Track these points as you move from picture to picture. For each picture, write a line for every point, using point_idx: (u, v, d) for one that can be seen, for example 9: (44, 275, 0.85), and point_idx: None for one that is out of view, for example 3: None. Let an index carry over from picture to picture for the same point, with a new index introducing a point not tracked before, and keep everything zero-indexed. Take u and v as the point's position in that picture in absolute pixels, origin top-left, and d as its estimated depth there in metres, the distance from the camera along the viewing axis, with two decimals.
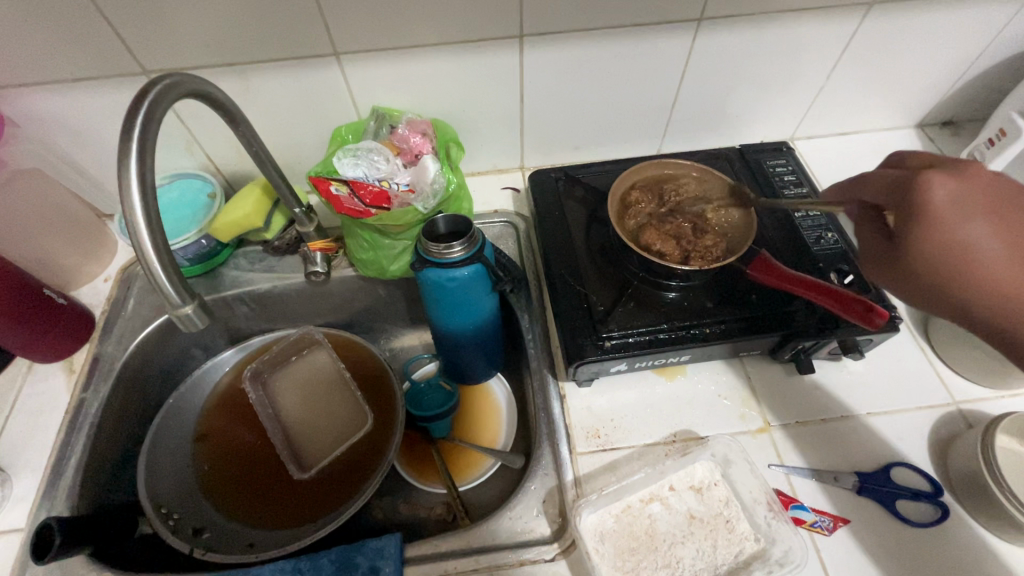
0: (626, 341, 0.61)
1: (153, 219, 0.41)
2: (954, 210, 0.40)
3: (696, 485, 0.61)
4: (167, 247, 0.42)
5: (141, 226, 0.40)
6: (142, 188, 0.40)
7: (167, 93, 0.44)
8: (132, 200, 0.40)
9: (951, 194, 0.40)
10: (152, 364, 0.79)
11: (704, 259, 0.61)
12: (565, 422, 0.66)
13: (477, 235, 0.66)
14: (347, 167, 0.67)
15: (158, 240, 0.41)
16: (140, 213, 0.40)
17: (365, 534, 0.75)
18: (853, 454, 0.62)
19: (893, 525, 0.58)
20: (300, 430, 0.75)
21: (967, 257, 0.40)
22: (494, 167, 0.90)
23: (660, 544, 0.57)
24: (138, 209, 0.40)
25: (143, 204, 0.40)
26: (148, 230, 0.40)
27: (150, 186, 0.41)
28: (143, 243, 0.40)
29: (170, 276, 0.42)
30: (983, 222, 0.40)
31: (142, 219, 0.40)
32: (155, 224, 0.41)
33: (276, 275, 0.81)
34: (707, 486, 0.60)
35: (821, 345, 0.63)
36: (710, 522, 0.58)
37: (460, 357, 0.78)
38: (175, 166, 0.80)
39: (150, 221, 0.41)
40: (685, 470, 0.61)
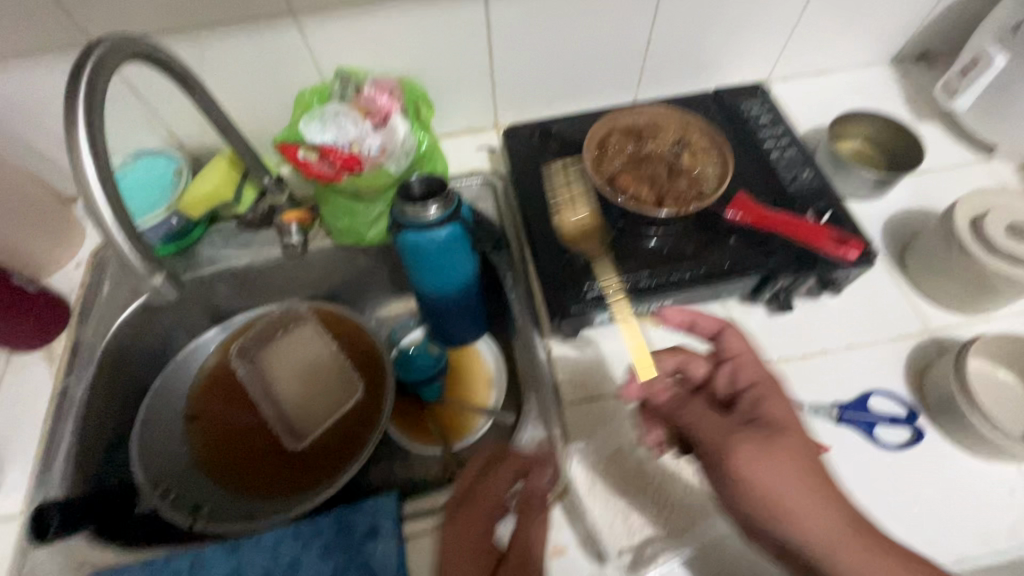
0: (608, 291, 0.61)
1: (110, 190, 0.40)
2: (760, 461, 0.52)
3: None
4: (129, 218, 0.41)
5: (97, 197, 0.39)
6: (94, 154, 0.40)
7: (110, 55, 0.43)
8: (85, 172, 0.39)
9: (749, 454, 0.52)
10: (135, 347, 0.78)
11: (680, 202, 0.60)
12: (553, 375, 0.67)
13: (453, 196, 0.66)
14: (313, 132, 0.65)
15: (118, 212, 0.40)
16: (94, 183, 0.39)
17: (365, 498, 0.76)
18: (833, 386, 0.64)
19: (871, 449, 0.60)
20: (292, 404, 0.76)
21: (765, 495, 0.51)
22: (469, 127, 0.88)
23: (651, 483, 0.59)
24: (92, 176, 0.39)
25: (97, 174, 0.39)
26: (105, 202, 0.40)
27: (102, 153, 0.40)
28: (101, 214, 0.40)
29: (134, 247, 0.41)
30: (759, 471, 0.51)
31: (97, 186, 0.39)
32: (113, 192, 0.40)
33: (253, 250, 0.79)
34: None
35: (800, 283, 0.64)
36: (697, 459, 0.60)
37: (445, 320, 0.78)
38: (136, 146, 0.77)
39: (107, 192, 0.40)
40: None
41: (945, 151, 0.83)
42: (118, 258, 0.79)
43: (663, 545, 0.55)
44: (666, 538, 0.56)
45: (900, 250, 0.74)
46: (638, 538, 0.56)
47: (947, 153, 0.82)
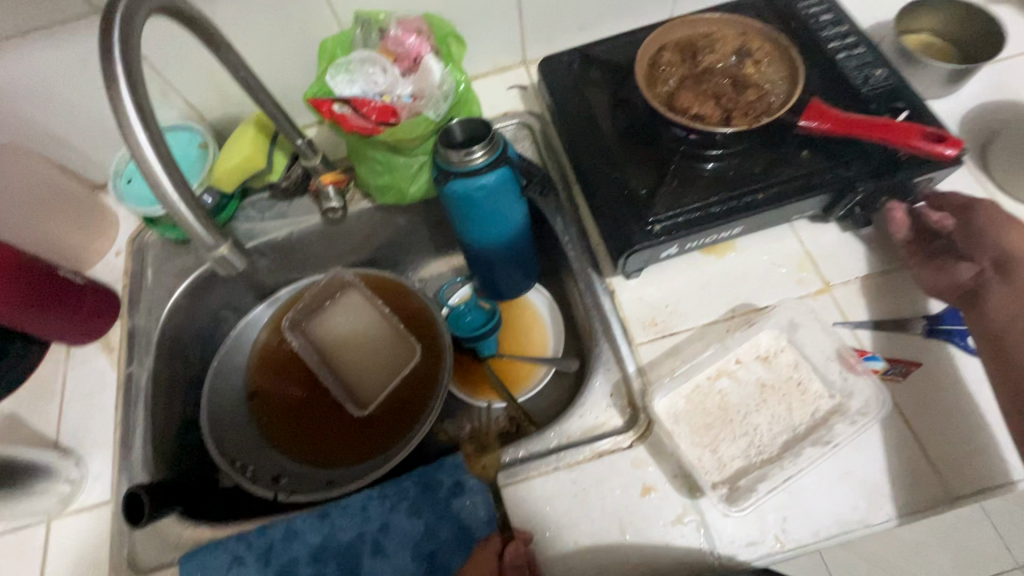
0: (675, 221, 0.58)
1: (167, 163, 0.38)
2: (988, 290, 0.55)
3: (764, 354, 0.60)
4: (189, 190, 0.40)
5: (159, 172, 0.38)
6: (143, 121, 0.38)
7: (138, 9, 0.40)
8: (139, 142, 0.38)
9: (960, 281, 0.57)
10: (188, 330, 0.77)
11: (749, 116, 0.56)
12: (620, 316, 0.64)
13: (498, 138, 0.62)
14: (342, 85, 0.61)
15: (181, 185, 0.39)
16: (152, 157, 0.37)
17: (435, 456, 0.77)
18: (917, 299, 0.61)
19: (966, 361, 0.57)
20: (351, 371, 0.75)
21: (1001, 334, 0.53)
22: (495, 66, 0.82)
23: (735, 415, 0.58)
24: (145, 144, 0.38)
25: (152, 148, 0.38)
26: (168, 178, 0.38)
27: (150, 119, 0.38)
28: (166, 190, 0.38)
29: (198, 218, 0.41)
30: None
31: (152, 154, 0.38)
32: (167, 159, 0.39)
33: (290, 220, 0.77)
34: (774, 354, 0.60)
35: (879, 195, 0.59)
36: (781, 387, 0.58)
37: (495, 273, 0.75)
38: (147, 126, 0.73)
39: (167, 166, 0.38)
40: (751, 340, 0.60)
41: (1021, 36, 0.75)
42: (156, 242, 0.77)
43: (757, 474, 0.54)
44: (759, 467, 0.55)
45: (979, 148, 0.68)
46: (729, 470, 0.55)
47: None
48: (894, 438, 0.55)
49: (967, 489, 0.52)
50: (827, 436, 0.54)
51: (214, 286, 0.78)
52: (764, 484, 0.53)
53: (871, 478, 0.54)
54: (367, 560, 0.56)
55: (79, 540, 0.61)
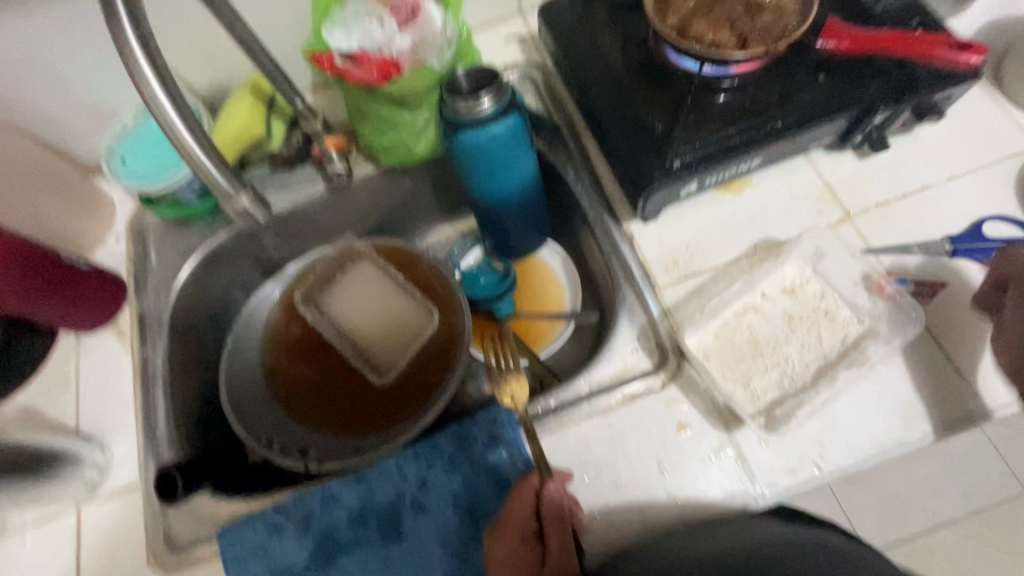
0: (694, 156, 0.57)
1: None
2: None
3: (789, 286, 0.59)
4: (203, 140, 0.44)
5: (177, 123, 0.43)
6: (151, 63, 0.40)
7: None
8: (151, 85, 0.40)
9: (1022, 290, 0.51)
10: (200, 310, 0.75)
11: (766, 39, 0.54)
12: (641, 260, 0.63)
13: (506, 86, 0.60)
14: (339, 39, 0.59)
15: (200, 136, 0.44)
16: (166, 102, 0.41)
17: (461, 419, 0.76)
18: (940, 220, 0.60)
19: None
20: (369, 342, 0.74)
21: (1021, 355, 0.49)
22: (493, 18, 0.79)
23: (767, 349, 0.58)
24: (154, 86, 0.40)
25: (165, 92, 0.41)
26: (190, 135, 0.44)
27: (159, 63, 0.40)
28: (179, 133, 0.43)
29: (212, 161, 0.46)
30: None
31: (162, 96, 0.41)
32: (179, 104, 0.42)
33: (294, 190, 0.75)
34: (800, 285, 0.59)
35: (896, 116, 0.59)
36: (809, 317, 0.58)
37: (507, 230, 0.74)
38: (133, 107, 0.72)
39: (184, 116, 0.42)
40: (777, 274, 0.60)
41: None
42: (157, 223, 0.75)
43: (792, 402, 0.54)
44: (795, 398, 0.54)
45: (995, 64, 0.67)
46: (764, 401, 0.55)
47: None
48: (929, 367, 0.54)
49: (1002, 400, 0.52)
50: (860, 360, 0.54)
51: (221, 264, 0.77)
52: (803, 410, 0.53)
53: (905, 396, 0.54)
54: (408, 518, 0.55)
55: (113, 523, 0.60)
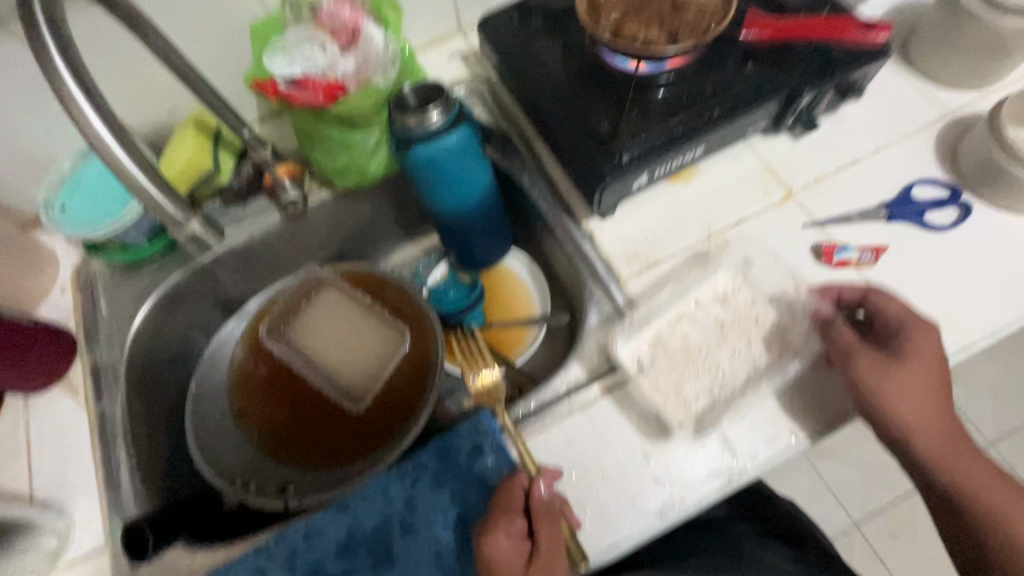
0: (641, 149, 0.59)
1: None
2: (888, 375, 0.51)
3: (721, 292, 0.62)
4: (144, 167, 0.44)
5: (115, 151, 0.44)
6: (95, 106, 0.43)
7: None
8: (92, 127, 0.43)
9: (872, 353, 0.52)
10: (159, 356, 0.73)
11: (693, 34, 0.57)
12: (603, 256, 0.65)
13: (453, 101, 0.62)
14: (281, 66, 0.59)
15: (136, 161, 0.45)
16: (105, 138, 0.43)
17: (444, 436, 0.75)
18: (875, 189, 0.64)
19: (928, 236, 0.61)
20: (341, 368, 0.73)
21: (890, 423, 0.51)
22: (434, 38, 0.81)
23: (732, 328, 0.60)
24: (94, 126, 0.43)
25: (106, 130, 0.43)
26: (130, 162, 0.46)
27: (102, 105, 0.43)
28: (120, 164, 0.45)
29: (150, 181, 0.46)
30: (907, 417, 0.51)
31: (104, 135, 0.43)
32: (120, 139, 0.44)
33: (247, 222, 0.73)
34: (732, 292, 0.62)
35: (822, 96, 0.63)
36: (740, 322, 0.60)
37: (469, 242, 0.75)
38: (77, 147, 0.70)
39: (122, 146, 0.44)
40: (707, 282, 0.63)
41: None
42: (105, 270, 0.72)
43: (722, 407, 0.56)
44: (724, 404, 0.56)
45: (902, 44, 0.72)
46: (695, 408, 0.56)
47: None
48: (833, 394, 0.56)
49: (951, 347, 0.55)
50: (792, 348, 0.58)
51: (178, 306, 0.74)
52: (729, 415, 0.55)
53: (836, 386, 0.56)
54: (398, 541, 0.54)
55: None
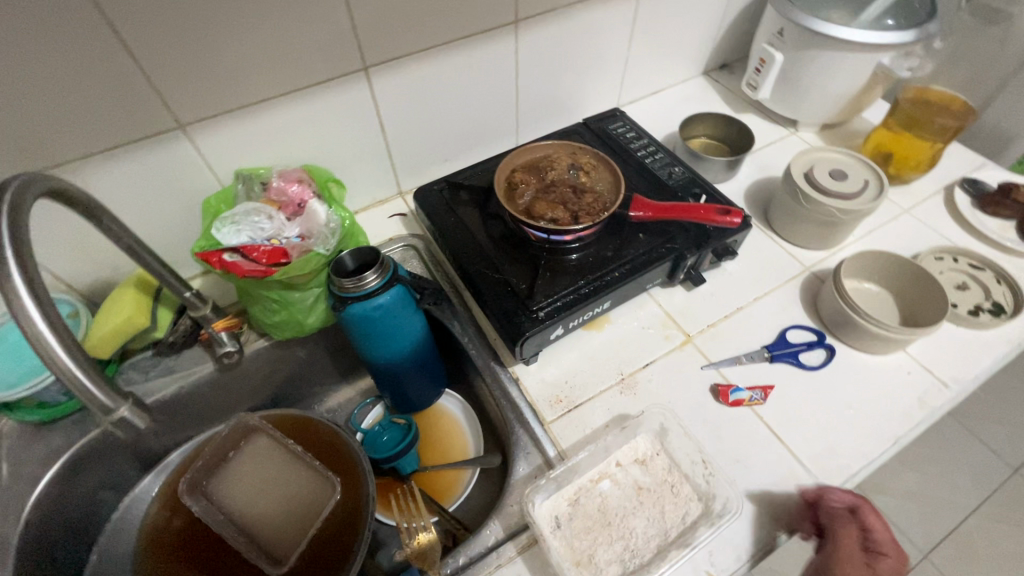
0: (555, 306, 0.67)
1: (59, 330, 0.39)
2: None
3: (640, 458, 0.65)
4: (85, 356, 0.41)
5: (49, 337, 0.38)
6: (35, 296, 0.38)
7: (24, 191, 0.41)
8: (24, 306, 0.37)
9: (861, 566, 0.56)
10: (58, 525, 0.67)
11: (591, 214, 0.69)
12: (528, 401, 0.70)
13: (388, 261, 0.69)
14: (228, 235, 0.65)
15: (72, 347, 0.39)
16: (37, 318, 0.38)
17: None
18: (757, 333, 0.75)
19: (804, 376, 0.71)
20: (264, 525, 0.70)
21: None
22: (374, 200, 0.91)
23: (650, 479, 0.64)
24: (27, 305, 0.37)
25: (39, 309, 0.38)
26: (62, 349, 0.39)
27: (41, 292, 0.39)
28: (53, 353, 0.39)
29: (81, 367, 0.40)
30: None
31: (37, 316, 0.38)
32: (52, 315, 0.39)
33: (179, 373, 0.73)
34: (650, 458, 0.65)
35: (703, 258, 0.75)
36: (656, 490, 0.63)
37: (402, 385, 0.79)
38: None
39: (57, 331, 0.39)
40: (628, 445, 0.66)
41: (765, 132, 1.03)
42: (11, 430, 0.68)
43: None
44: (643, 565, 0.57)
45: (763, 213, 0.89)
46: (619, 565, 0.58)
47: (768, 132, 1.03)
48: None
49: (836, 482, 0.62)
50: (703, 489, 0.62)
51: (90, 466, 0.70)
52: None
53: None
54: None
55: None
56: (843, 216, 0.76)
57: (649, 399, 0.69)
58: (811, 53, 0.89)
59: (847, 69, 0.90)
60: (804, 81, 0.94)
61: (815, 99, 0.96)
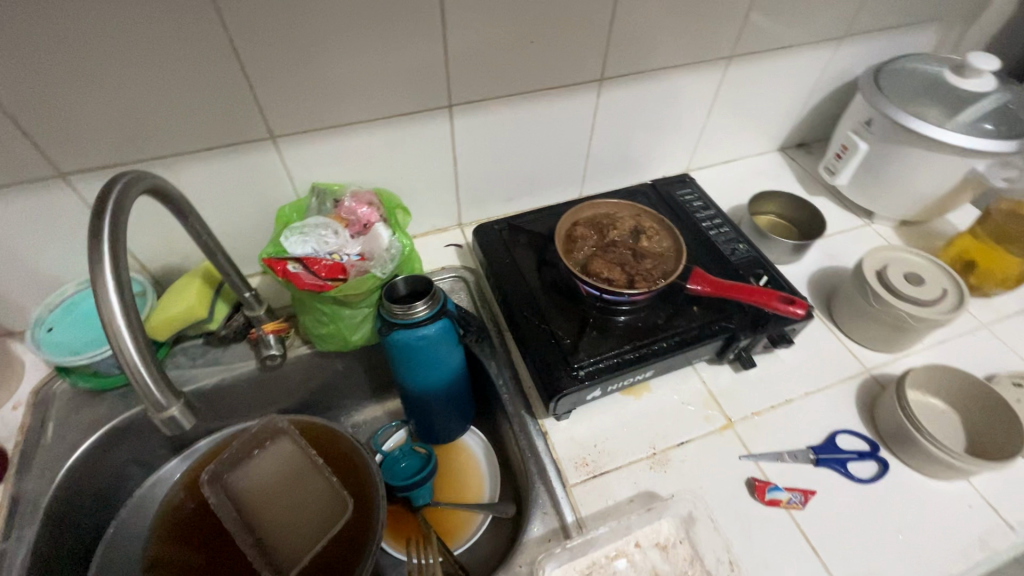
0: (597, 367, 0.66)
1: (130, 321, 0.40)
2: None
3: (662, 542, 0.62)
4: (149, 346, 0.40)
5: (120, 319, 0.39)
6: (120, 287, 0.39)
7: (130, 188, 0.44)
8: (106, 286, 0.38)
9: None
10: (86, 492, 0.70)
11: (648, 281, 0.67)
12: (553, 457, 0.68)
13: (439, 293, 0.70)
14: (295, 245, 0.68)
15: (137, 330, 0.39)
16: (114, 295, 0.38)
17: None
18: (805, 430, 0.71)
19: (852, 488, 0.66)
20: (273, 531, 0.71)
21: None
22: (435, 227, 0.93)
23: (670, 567, 0.61)
24: (109, 282, 0.38)
25: (118, 293, 0.39)
26: (129, 329, 0.39)
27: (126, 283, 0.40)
28: (120, 334, 0.39)
29: (143, 353, 0.39)
30: None
31: (115, 296, 0.39)
32: (129, 299, 0.39)
33: (223, 366, 0.76)
34: (672, 543, 0.62)
35: (757, 342, 0.72)
36: None
37: (431, 415, 0.79)
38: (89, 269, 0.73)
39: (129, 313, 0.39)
40: (651, 526, 0.63)
41: (837, 219, 1.00)
42: (68, 393, 0.73)
43: None
44: None
45: (826, 304, 0.85)
46: None
47: (840, 219, 1.00)
48: None
49: None
50: None
51: (125, 440, 0.73)
52: None
53: None
54: None
55: None
56: (914, 322, 0.72)
57: (679, 480, 0.66)
58: (898, 148, 0.87)
59: (936, 169, 0.86)
60: (887, 174, 0.91)
61: (896, 194, 0.93)
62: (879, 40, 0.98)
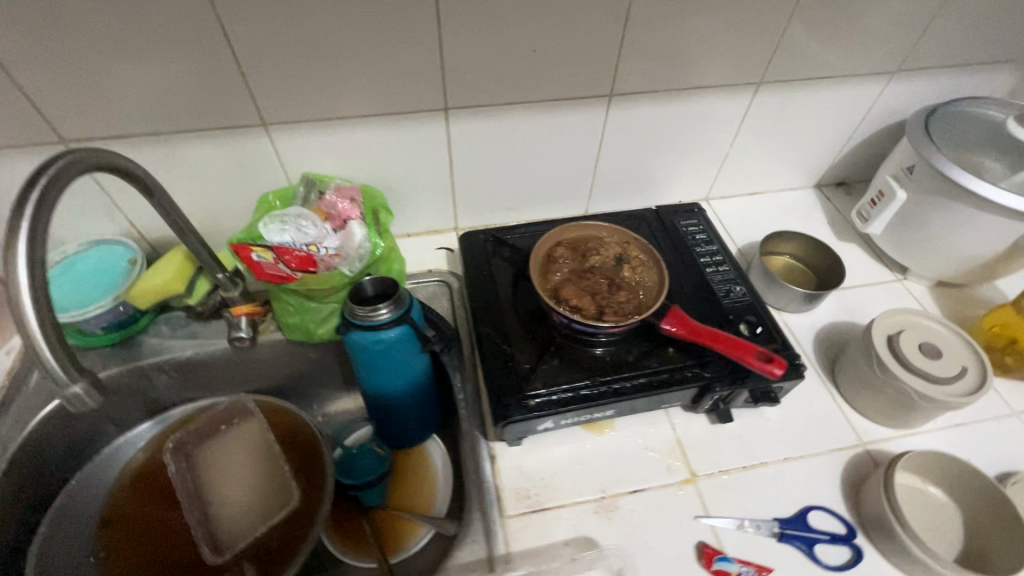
0: (550, 398, 0.63)
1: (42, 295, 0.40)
2: None
3: None
4: (56, 326, 0.41)
5: (27, 298, 0.39)
6: (30, 265, 0.39)
7: (68, 170, 0.43)
8: (15, 264, 0.38)
9: None
10: (56, 443, 0.73)
11: (618, 315, 0.63)
12: (496, 484, 0.65)
13: (405, 298, 0.68)
14: (273, 233, 0.67)
15: (43, 311, 0.40)
16: (23, 274, 0.39)
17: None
18: (775, 500, 0.65)
19: (815, 573, 0.59)
20: (221, 508, 0.74)
21: None
22: (429, 229, 0.92)
23: None
24: (19, 259, 0.39)
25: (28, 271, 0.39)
26: (35, 310, 0.39)
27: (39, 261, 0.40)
28: (25, 312, 0.39)
29: (47, 335, 0.40)
30: None
31: (24, 274, 0.39)
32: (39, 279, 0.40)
33: (199, 340, 0.78)
34: None
35: (736, 395, 0.67)
36: None
37: (391, 420, 0.77)
38: (104, 233, 0.79)
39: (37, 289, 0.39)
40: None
41: (865, 270, 0.91)
42: None
43: None
44: None
45: (829, 363, 0.78)
46: None
47: (867, 271, 0.91)
48: None
49: None
50: None
51: (100, 399, 0.76)
52: None
53: None
54: None
55: None
56: (920, 398, 0.64)
57: (624, 532, 0.62)
58: (941, 201, 0.78)
59: (981, 230, 0.77)
60: (925, 228, 0.82)
61: (934, 251, 0.83)
62: (937, 80, 0.88)
